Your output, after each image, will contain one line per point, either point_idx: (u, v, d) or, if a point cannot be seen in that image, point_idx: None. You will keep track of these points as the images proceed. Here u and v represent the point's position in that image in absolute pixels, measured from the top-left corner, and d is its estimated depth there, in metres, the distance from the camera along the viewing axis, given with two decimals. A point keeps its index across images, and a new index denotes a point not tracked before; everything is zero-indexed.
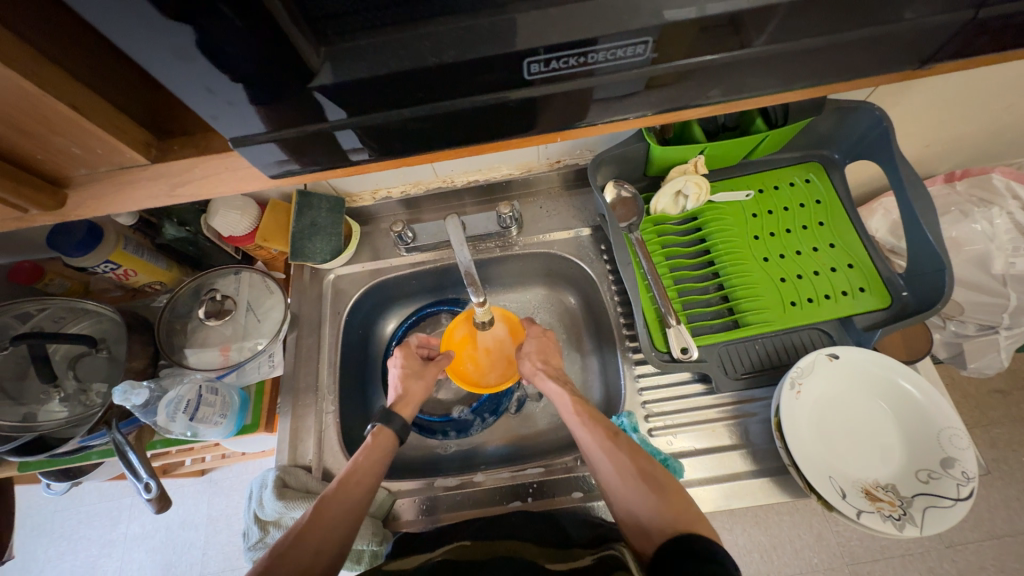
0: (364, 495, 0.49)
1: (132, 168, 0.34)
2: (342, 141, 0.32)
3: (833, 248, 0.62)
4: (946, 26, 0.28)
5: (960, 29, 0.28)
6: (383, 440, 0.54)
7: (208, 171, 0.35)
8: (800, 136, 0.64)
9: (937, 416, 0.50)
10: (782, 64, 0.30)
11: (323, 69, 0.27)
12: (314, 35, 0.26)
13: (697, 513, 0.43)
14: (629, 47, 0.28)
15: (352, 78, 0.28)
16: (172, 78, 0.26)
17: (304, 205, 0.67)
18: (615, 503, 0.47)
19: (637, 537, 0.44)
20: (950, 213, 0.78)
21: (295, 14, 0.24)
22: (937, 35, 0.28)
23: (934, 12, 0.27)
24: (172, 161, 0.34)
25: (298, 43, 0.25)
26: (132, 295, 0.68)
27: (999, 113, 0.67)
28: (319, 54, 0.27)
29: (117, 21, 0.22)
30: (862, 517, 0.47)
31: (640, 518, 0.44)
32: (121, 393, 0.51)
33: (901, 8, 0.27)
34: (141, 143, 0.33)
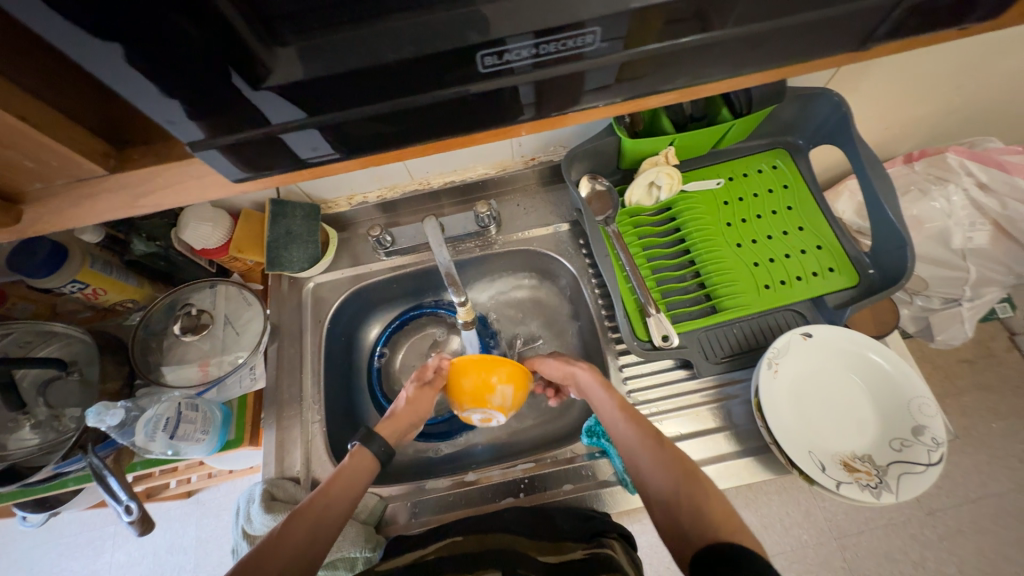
0: (333, 518, 0.46)
1: (92, 180, 0.34)
2: (289, 142, 0.32)
3: (802, 231, 0.64)
4: (883, 8, 0.29)
5: (895, 11, 0.29)
6: (362, 461, 0.51)
7: (171, 180, 0.34)
8: (765, 124, 0.66)
9: (906, 386, 0.53)
10: (733, 49, 0.31)
11: (277, 68, 0.27)
12: (268, 35, 0.25)
13: (740, 524, 0.41)
14: (580, 38, 0.28)
15: (310, 77, 0.28)
16: (123, 83, 0.25)
17: (279, 214, 0.66)
18: (653, 505, 0.45)
19: (674, 542, 0.42)
20: (910, 192, 0.81)
21: (244, 13, 0.24)
22: (875, 16, 0.30)
23: None
24: (133, 171, 0.33)
25: (249, 41, 0.25)
26: (103, 315, 0.66)
27: (949, 94, 0.70)
28: (272, 52, 0.26)
29: (61, 27, 0.22)
30: (841, 487, 0.49)
31: (679, 522, 0.43)
32: (95, 414, 0.50)
33: None
34: (99, 153, 0.33)
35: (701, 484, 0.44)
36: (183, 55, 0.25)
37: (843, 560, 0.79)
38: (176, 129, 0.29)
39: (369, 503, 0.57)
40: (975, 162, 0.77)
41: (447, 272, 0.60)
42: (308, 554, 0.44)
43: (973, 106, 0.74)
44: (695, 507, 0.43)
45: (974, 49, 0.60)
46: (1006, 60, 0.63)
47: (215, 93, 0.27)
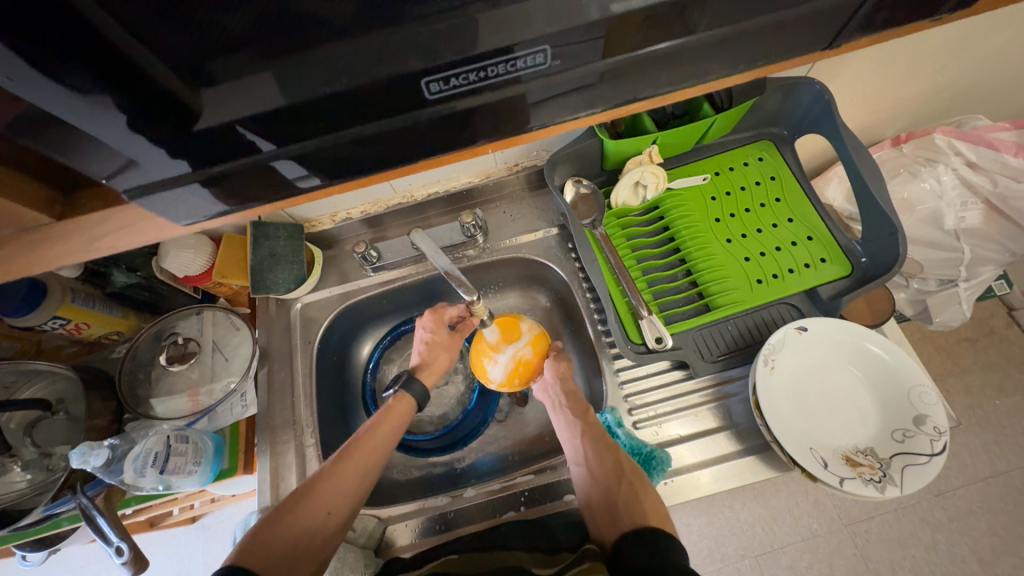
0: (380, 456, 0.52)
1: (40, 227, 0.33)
2: (283, 172, 0.32)
3: (791, 223, 0.63)
4: (844, 7, 0.28)
5: (858, 9, 0.29)
6: (402, 408, 0.57)
7: (124, 221, 0.34)
8: (749, 116, 0.65)
9: (906, 375, 0.52)
10: (695, 58, 0.30)
11: (206, 107, 0.27)
12: (193, 77, 0.26)
13: (665, 513, 0.47)
14: (528, 57, 0.28)
15: (262, 110, 0.28)
16: (91, 117, 0.26)
17: (261, 236, 0.65)
18: (593, 490, 0.50)
19: (603, 521, 0.48)
20: (899, 175, 0.80)
21: (171, 59, 0.25)
22: (837, 15, 0.29)
23: None
24: (82, 215, 0.33)
25: (169, 83, 0.26)
26: (89, 348, 0.66)
27: (932, 76, 0.69)
28: (196, 93, 0.27)
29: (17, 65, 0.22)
30: (844, 483, 0.48)
31: (613, 507, 0.48)
32: (79, 455, 0.49)
33: None
34: (43, 201, 0.33)
35: (640, 478, 0.50)
36: (128, 86, 0.25)
37: (855, 548, 0.78)
38: (154, 164, 0.29)
39: (368, 526, 0.56)
40: (963, 142, 0.76)
41: (449, 273, 0.55)
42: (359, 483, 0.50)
43: (957, 86, 0.73)
44: (631, 495, 0.48)
45: (951, 30, 0.60)
46: (985, 39, 0.63)
47: (171, 126, 0.27)
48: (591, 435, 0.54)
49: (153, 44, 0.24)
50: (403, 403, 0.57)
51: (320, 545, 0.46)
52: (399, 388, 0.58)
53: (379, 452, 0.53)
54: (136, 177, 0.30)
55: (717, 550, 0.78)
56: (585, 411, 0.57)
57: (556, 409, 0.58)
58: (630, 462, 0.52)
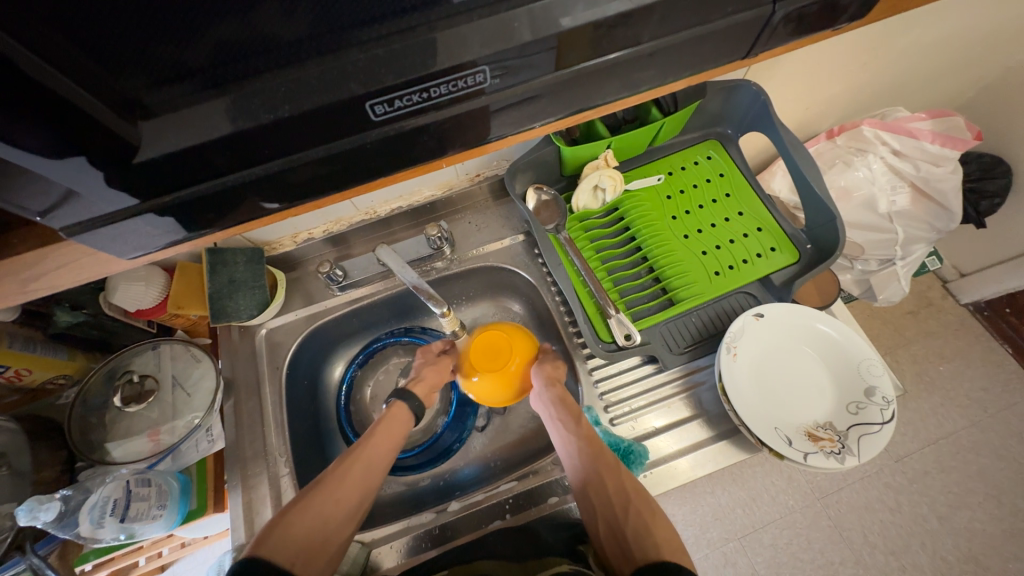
0: (383, 459, 0.52)
1: None
2: (256, 197, 0.32)
3: (741, 216, 0.67)
4: (760, 18, 0.31)
5: (773, 20, 0.31)
6: (400, 415, 0.57)
7: (61, 259, 0.32)
8: (694, 118, 0.69)
9: (855, 351, 0.56)
10: (630, 70, 0.32)
11: (145, 141, 0.27)
12: (128, 111, 0.26)
13: (678, 543, 0.44)
14: (468, 78, 0.29)
15: (204, 140, 0.27)
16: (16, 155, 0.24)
17: (217, 262, 0.63)
18: (600, 522, 0.47)
19: (614, 555, 0.44)
20: (835, 164, 0.86)
21: (103, 93, 0.25)
22: (754, 26, 0.31)
23: (744, 8, 0.30)
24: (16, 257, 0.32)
25: (107, 121, 0.25)
26: (32, 396, 0.60)
27: (855, 73, 0.75)
28: (136, 127, 0.26)
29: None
30: (808, 458, 0.51)
31: (623, 539, 0.44)
32: (27, 512, 0.46)
33: (716, 7, 0.30)
34: None
35: (640, 492, 0.48)
36: (57, 123, 0.24)
37: (829, 519, 0.82)
38: (99, 193, 0.27)
39: (351, 552, 0.54)
40: (887, 132, 0.82)
41: (417, 287, 0.59)
42: (364, 487, 0.49)
43: (877, 80, 0.79)
44: (640, 523, 0.45)
45: (866, 33, 0.65)
46: (895, 39, 0.69)
47: (107, 163, 0.26)
48: (586, 449, 0.52)
49: (83, 80, 0.24)
50: (400, 407, 0.57)
51: (336, 534, 0.45)
52: (393, 398, 0.59)
53: (383, 449, 0.52)
54: (78, 209, 0.28)
55: (703, 536, 0.81)
56: (578, 421, 0.54)
57: (550, 421, 0.56)
58: (635, 486, 0.49)
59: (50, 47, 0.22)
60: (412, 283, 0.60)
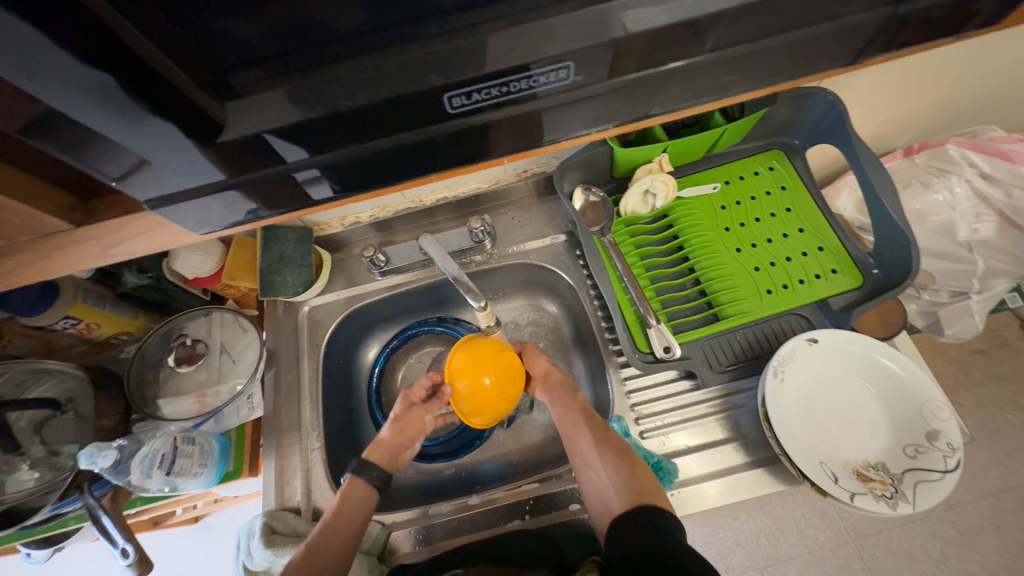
0: (338, 552, 0.48)
1: (57, 236, 0.34)
2: (303, 184, 0.32)
3: (801, 233, 0.63)
4: (869, 24, 0.28)
5: (884, 26, 0.29)
6: (356, 492, 0.53)
7: (138, 228, 0.35)
8: (759, 126, 0.65)
9: (919, 390, 0.51)
10: (715, 74, 0.30)
11: (230, 120, 0.28)
12: (217, 89, 0.27)
13: (663, 495, 0.48)
14: (552, 73, 0.28)
15: (283, 124, 0.28)
16: (108, 123, 0.25)
17: (270, 238, 0.66)
18: (589, 482, 0.52)
19: (602, 510, 0.50)
20: (911, 185, 0.79)
21: (195, 70, 0.26)
22: (861, 32, 0.29)
23: (853, 11, 0.28)
24: (100, 222, 0.34)
25: (200, 99, 0.26)
26: (98, 348, 0.66)
27: (946, 86, 0.68)
28: (223, 106, 0.27)
29: (42, 58, 0.21)
30: (855, 499, 0.47)
31: (608, 492, 0.50)
32: (87, 456, 0.49)
33: (821, 11, 0.28)
34: (64, 208, 0.34)
35: (631, 456, 0.52)
36: (156, 103, 0.25)
37: (863, 561, 0.76)
38: (175, 167, 0.28)
39: (372, 532, 0.56)
40: (978, 153, 0.76)
41: (457, 279, 0.59)
42: None
43: (973, 94, 0.72)
44: (620, 479, 0.49)
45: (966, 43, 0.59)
46: (1001, 50, 0.62)
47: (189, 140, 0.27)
48: (582, 421, 0.55)
49: (179, 57, 0.25)
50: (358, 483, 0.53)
51: None
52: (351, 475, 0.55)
53: (340, 542, 0.49)
54: (150, 176, 0.29)
55: (722, 562, 0.77)
56: (574, 396, 0.57)
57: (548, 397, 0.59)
58: (617, 442, 0.52)
59: (156, 25, 0.23)
60: (453, 276, 0.60)
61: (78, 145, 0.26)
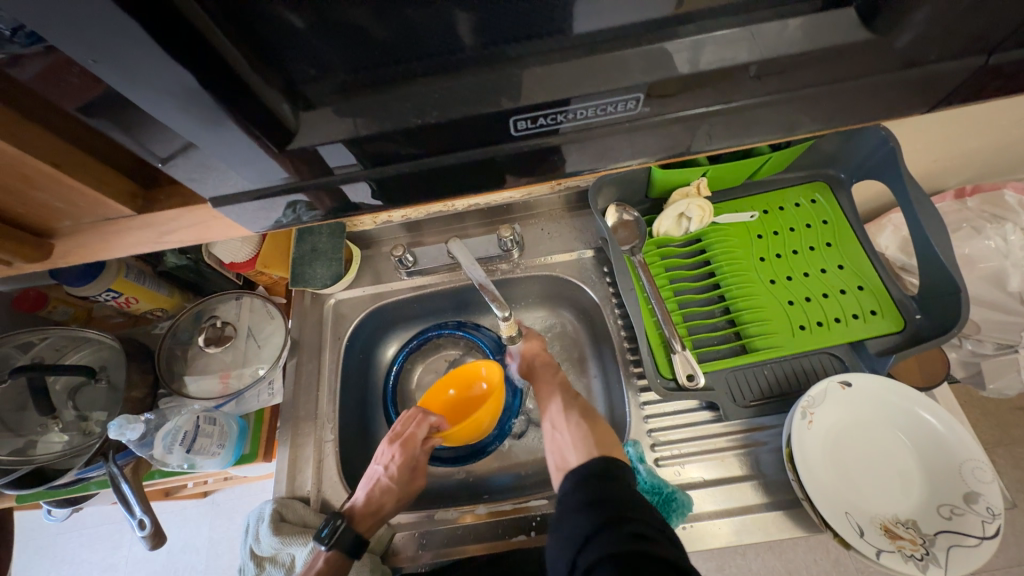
0: None
1: (117, 220, 0.36)
2: (350, 194, 0.32)
3: (841, 270, 0.60)
4: (950, 73, 0.27)
5: (964, 77, 0.27)
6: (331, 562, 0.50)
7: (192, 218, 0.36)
8: (804, 156, 0.63)
9: (959, 447, 0.48)
10: (781, 113, 0.29)
11: (301, 131, 0.28)
12: (294, 99, 0.27)
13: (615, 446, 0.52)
14: (621, 103, 0.28)
15: (349, 136, 0.29)
16: (182, 122, 0.26)
17: (305, 231, 0.69)
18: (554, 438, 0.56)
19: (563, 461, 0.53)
20: (961, 229, 0.76)
21: (274, 79, 0.26)
22: (940, 81, 0.28)
23: (936, 59, 0.27)
24: (156, 211, 0.35)
25: (272, 101, 0.27)
26: (133, 322, 0.68)
27: (1009, 128, 0.65)
28: (297, 114, 0.28)
29: (132, 56, 0.22)
30: (881, 556, 0.45)
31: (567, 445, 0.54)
32: (117, 427, 0.51)
33: (904, 58, 0.27)
34: (127, 195, 0.35)
35: (593, 419, 0.56)
36: (232, 105, 0.26)
37: None
38: (235, 166, 0.29)
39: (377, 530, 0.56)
40: None
41: (483, 287, 0.59)
42: None
43: None
44: (583, 434, 0.53)
45: None
46: None
47: (257, 141, 0.28)
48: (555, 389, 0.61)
49: (255, 62, 0.25)
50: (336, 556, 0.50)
51: None
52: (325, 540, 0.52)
53: None
54: (196, 159, 0.29)
55: None
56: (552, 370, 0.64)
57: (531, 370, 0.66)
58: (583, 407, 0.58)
59: (246, 33, 0.24)
60: (479, 283, 0.60)
61: (151, 138, 0.27)
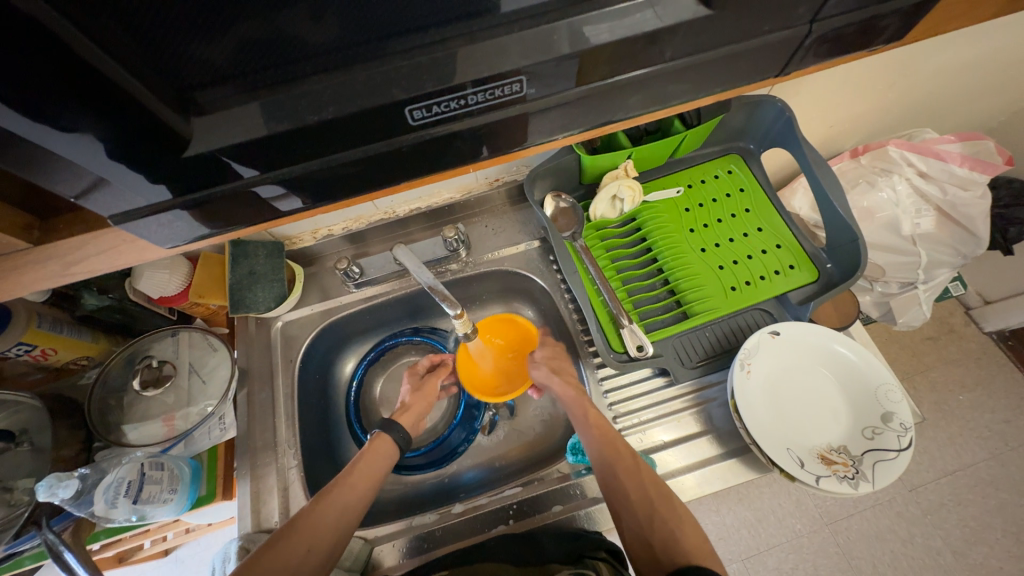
0: (365, 494, 0.50)
1: (11, 256, 0.32)
2: (239, 207, 0.33)
3: (760, 232, 0.66)
4: (794, 39, 0.31)
5: (807, 41, 0.31)
6: (384, 448, 0.56)
7: (103, 246, 0.34)
8: (716, 132, 0.69)
9: (874, 375, 0.54)
10: (660, 84, 0.32)
11: (196, 137, 0.27)
12: (183, 105, 0.27)
13: (708, 550, 0.44)
14: (506, 86, 0.29)
15: (249, 138, 0.28)
16: (60, 141, 0.24)
17: (240, 254, 0.65)
18: (625, 529, 0.46)
19: (644, 564, 0.44)
20: (858, 185, 0.85)
21: (160, 86, 0.25)
22: (789, 45, 0.31)
23: (780, 27, 0.30)
24: (60, 241, 0.33)
25: (163, 114, 0.26)
26: (56, 375, 0.62)
27: (884, 92, 0.74)
28: (188, 121, 0.27)
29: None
30: (821, 481, 0.49)
31: (651, 549, 0.44)
32: (46, 488, 0.47)
33: (753, 28, 0.30)
34: (20, 226, 0.32)
35: (673, 509, 0.47)
36: (111, 119, 0.25)
37: (837, 545, 0.78)
38: (127, 185, 0.28)
39: (354, 548, 0.55)
40: (914, 154, 0.81)
41: (433, 288, 0.56)
42: (343, 521, 0.47)
43: (907, 100, 0.78)
44: (667, 533, 0.44)
45: (899, 54, 0.65)
46: (929, 59, 0.67)
47: (155, 156, 0.27)
48: (623, 462, 0.50)
49: (138, 72, 0.24)
50: (383, 439, 0.57)
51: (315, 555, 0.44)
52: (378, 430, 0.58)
53: (363, 485, 0.50)
54: (107, 196, 0.29)
55: None
56: (611, 437, 0.53)
57: (587, 430, 0.54)
58: (660, 491, 0.48)
59: (124, 42, 0.23)
60: (428, 285, 0.60)
61: (33, 162, 0.26)
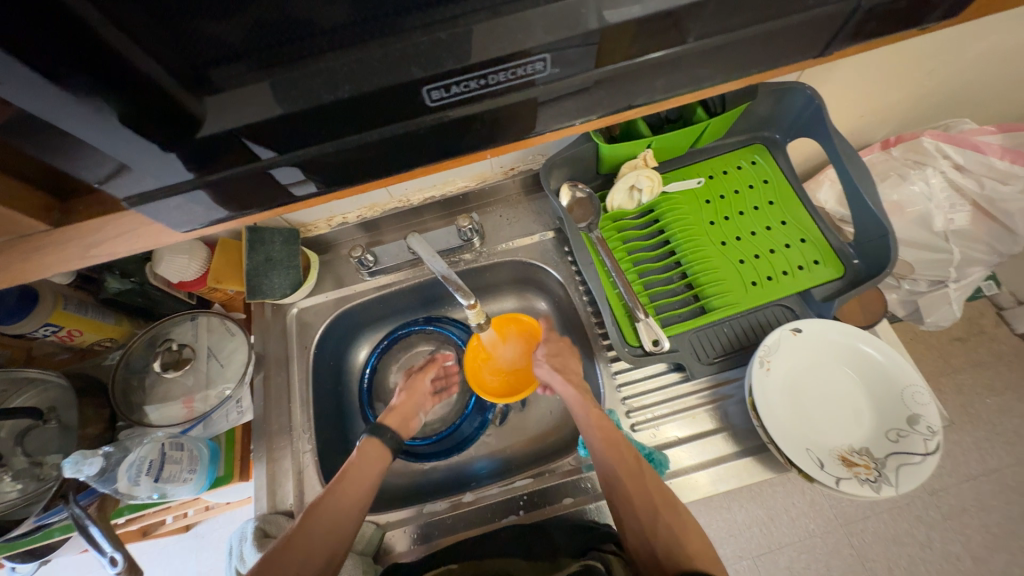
0: (356, 507, 0.49)
1: (35, 237, 0.33)
2: (255, 190, 0.33)
3: (784, 225, 0.64)
4: (836, 15, 0.29)
5: (852, 16, 0.29)
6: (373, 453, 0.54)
7: (122, 228, 0.34)
8: (742, 120, 0.66)
9: (900, 375, 0.52)
10: (690, 63, 0.31)
11: (209, 117, 0.27)
12: (195, 85, 0.26)
13: (710, 556, 0.43)
14: (528, 65, 0.28)
15: (264, 118, 0.28)
16: (77, 120, 0.25)
17: (256, 240, 0.65)
18: (628, 531, 0.46)
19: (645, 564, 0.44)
20: (890, 177, 0.81)
21: (174, 66, 0.25)
22: (830, 23, 0.30)
23: (820, 3, 0.28)
24: (78, 223, 0.34)
25: (179, 94, 0.26)
26: (81, 356, 0.64)
27: (922, 80, 0.70)
28: (201, 101, 0.27)
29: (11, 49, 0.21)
30: (840, 483, 0.48)
31: (654, 556, 0.43)
32: (72, 464, 0.48)
33: (790, 4, 0.28)
34: (42, 208, 0.33)
35: (676, 511, 0.46)
36: (127, 96, 0.24)
37: (851, 547, 0.77)
38: (144, 167, 0.28)
39: (366, 532, 0.56)
40: (951, 145, 0.77)
41: (447, 278, 0.53)
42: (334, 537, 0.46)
43: (948, 88, 0.74)
44: (671, 539, 0.44)
45: (941, 37, 0.61)
46: (974, 44, 0.64)
47: (171, 136, 0.27)
48: (624, 466, 0.49)
49: (152, 50, 0.24)
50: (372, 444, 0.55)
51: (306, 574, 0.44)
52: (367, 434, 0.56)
53: (354, 496, 0.50)
54: (129, 183, 0.29)
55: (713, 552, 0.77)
56: (611, 440, 0.51)
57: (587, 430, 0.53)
58: (662, 490, 0.47)
59: (137, 19, 0.23)
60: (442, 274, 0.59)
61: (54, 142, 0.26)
